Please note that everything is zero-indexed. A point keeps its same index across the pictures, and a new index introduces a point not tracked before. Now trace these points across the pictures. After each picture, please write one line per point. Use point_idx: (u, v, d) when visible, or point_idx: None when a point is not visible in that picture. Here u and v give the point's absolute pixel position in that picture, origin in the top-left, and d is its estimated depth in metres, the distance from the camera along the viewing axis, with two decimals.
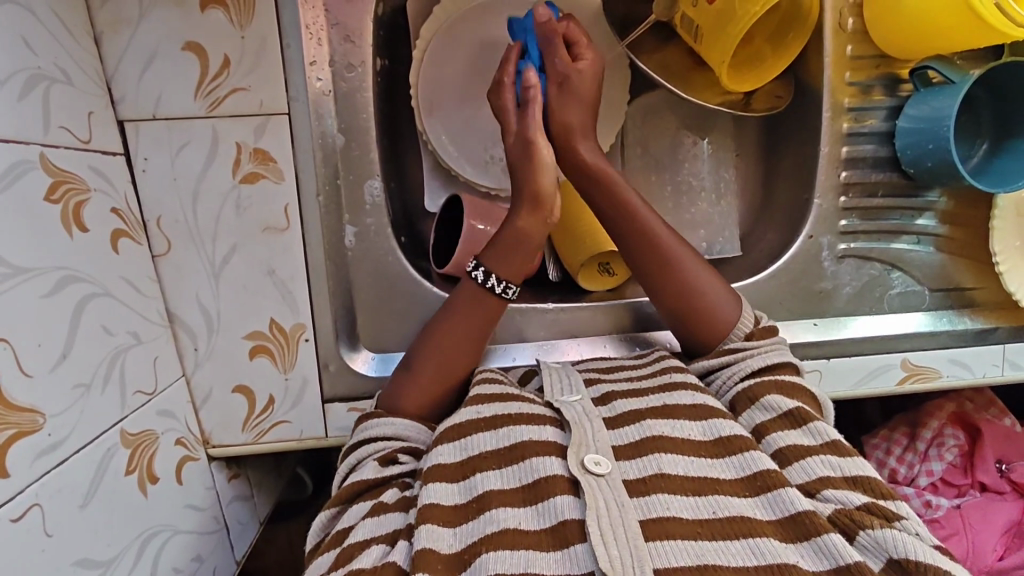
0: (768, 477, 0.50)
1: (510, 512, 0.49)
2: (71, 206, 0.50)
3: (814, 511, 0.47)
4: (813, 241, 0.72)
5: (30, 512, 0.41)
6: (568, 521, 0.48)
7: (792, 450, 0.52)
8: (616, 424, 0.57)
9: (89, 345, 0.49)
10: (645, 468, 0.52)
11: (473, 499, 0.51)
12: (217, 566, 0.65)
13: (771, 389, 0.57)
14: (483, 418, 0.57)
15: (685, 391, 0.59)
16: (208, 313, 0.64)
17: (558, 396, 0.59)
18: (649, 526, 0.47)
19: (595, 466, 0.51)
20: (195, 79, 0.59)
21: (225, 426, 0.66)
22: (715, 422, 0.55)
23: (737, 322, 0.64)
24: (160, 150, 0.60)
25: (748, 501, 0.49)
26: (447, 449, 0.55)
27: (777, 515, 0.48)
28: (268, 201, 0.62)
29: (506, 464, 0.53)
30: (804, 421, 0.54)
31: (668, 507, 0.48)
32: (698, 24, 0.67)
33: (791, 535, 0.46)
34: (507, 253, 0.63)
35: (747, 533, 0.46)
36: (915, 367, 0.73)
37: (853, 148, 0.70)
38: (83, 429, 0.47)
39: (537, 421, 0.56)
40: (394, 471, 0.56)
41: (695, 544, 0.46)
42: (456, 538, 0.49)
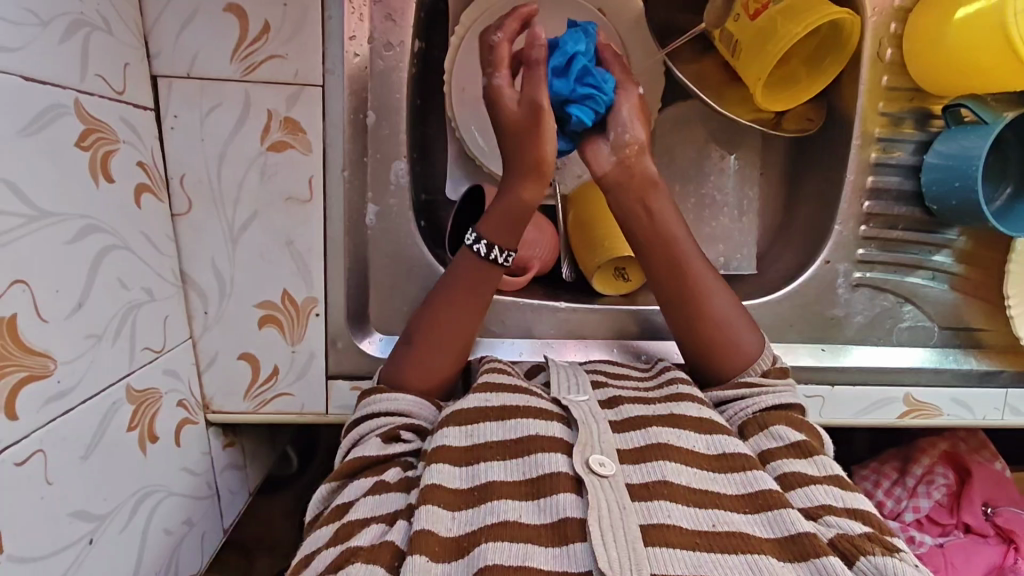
0: (769, 496, 0.50)
1: (510, 505, 0.49)
2: (100, 155, 0.49)
3: (815, 533, 0.47)
4: (830, 266, 0.72)
5: (34, 457, 0.40)
6: (569, 519, 0.48)
7: (796, 477, 0.53)
8: (624, 428, 0.57)
9: (104, 296, 0.49)
10: (648, 474, 0.52)
11: (474, 487, 0.51)
12: (206, 533, 0.64)
13: (780, 419, 0.58)
14: (491, 407, 0.57)
15: (691, 402, 0.59)
16: (221, 277, 0.64)
17: (565, 394, 0.59)
18: (650, 531, 0.48)
19: (600, 467, 0.51)
20: (233, 42, 0.59)
21: (227, 392, 0.66)
22: (720, 437, 0.55)
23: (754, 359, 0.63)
24: (190, 109, 0.60)
25: (749, 516, 0.49)
26: (455, 431, 0.55)
27: (775, 534, 0.48)
28: (293, 171, 0.62)
29: (511, 457, 0.53)
30: (810, 453, 0.54)
31: (668, 515, 0.49)
32: (738, 39, 0.67)
33: (790, 555, 0.46)
34: (503, 220, 0.62)
35: (746, 549, 0.46)
36: (918, 404, 0.73)
37: (878, 178, 0.70)
38: (91, 380, 0.46)
39: (545, 416, 0.56)
40: (397, 450, 0.56)
41: (692, 555, 0.46)
42: (455, 522, 0.49)
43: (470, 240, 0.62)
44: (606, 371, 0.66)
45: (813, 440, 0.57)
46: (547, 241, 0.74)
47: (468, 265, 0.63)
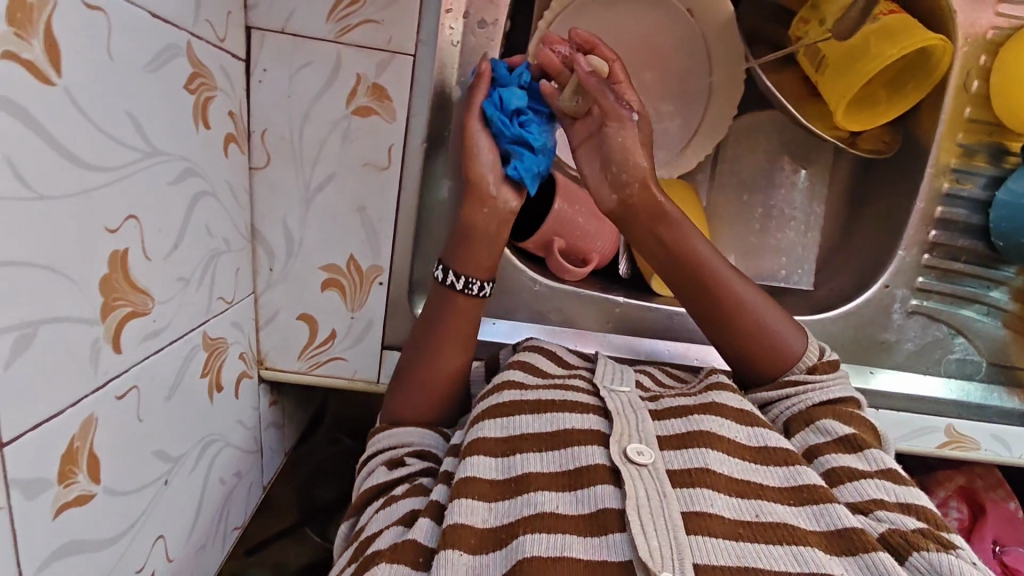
0: (815, 490, 0.51)
1: (548, 495, 0.50)
2: (202, 100, 0.49)
3: (863, 528, 0.48)
4: (888, 290, 0.72)
5: (129, 394, 0.40)
6: (607, 510, 0.48)
7: (845, 471, 0.53)
8: (662, 415, 0.58)
9: (194, 240, 0.49)
10: (690, 460, 0.52)
11: (512, 478, 0.52)
12: (250, 488, 0.64)
13: (828, 413, 0.58)
14: (527, 400, 0.57)
15: (731, 392, 0.59)
16: (290, 236, 0.64)
17: (606, 383, 0.60)
18: (693, 519, 0.48)
19: (638, 456, 0.51)
20: (331, 2, 0.59)
21: (282, 350, 0.66)
22: (761, 431, 0.56)
23: (800, 355, 0.62)
24: (280, 64, 0.60)
25: (793, 509, 0.50)
26: (490, 424, 0.56)
27: (821, 527, 0.49)
28: (375, 137, 0.62)
29: (548, 449, 0.53)
30: (861, 448, 0.55)
31: (711, 503, 0.49)
32: (826, 55, 0.67)
33: (837, 548, 0.47)
34: (475, 243, 0.62)
35: (792, 540, 0.47)
36: (958, 436, 0.72)
37: (947, 209, 0.71)
38: (178, 323, 0.46)
39: (584, 409, 0.57)
40: (404, 471, 0.57)
41: (736, 544, 0.46)
42: (491, 514, 0.50)
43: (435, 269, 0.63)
44: (655, 377, 0.66)
45: (865, 435, 0.57)
46: (609, 238, 0.73)
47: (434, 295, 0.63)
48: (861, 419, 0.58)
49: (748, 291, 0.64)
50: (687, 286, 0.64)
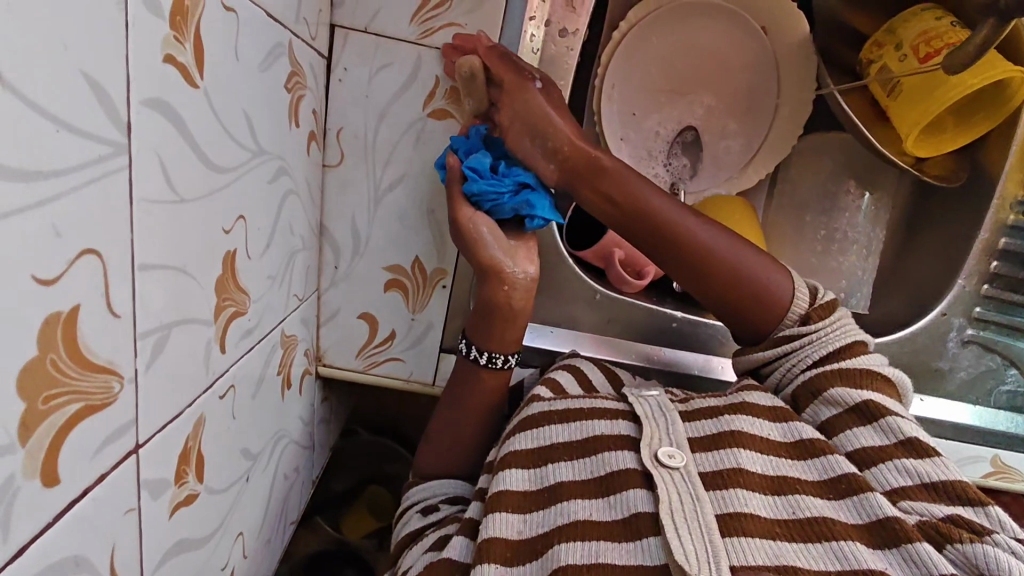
0: (854, 481, 0.50)
1: (581, 504, 0.51)
2: (296, 98, 0.49)
3: (902, 517, 0.47)
4: (946, 319, 0.72)
5: (227, 394, 0.39)
6: (641, 514, 0.49)
7: (865, 455, 0.52)
8: (693, 417, 0.57)
9: (281, 238, 0.49)
10: (721, 461, 0.52)
11: (544, 488, 0.53)
12: (304, 484, 0.65)
13: (835, 380, 0.56)
14: (555, 410, 0.58)
15: (762, 392, 0.58)
16: (357, 235, 0.64)
17: (638, 392, 0.61)
18: (726, 519, 0.48)
19: (670, 459, 0.51)
20: (417, 4, 0.58)
21: (341, 348, 0.66)
22: (795, 425, 0.55)
23: (791, 297, 0.60)
24: (361, 63, 0.60)
25: (830, 503, 0.50)
26: (521, 437, 0.57)
27: (862, 518, 0.48)
28: (448, 141, 0.62)
29: (579, 456, 0.54)
30: (878, 418, 0.53)
31: (746, 503, 0.49)
32: (901, 81, 0.67)
33: (877, 541, 0.47)
34: (486, 323, 0.61)
35: (828, 537, 0.47)
36: (1004, 466, 0.73)
37: (1012, 240, 0.70)
38: (265, 321, 0.46)
39: (610, 415, 0.58)
40: (438, 514, 0.60)
41: (773, 544, 0.46)
42: (525, 524, 0.51)
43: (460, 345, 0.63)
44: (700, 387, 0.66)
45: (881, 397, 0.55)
46: None
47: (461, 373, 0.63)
48: (865, 370, 0.56)
49: (708, 232, 0.61)
50: (658, 243, 0.61)
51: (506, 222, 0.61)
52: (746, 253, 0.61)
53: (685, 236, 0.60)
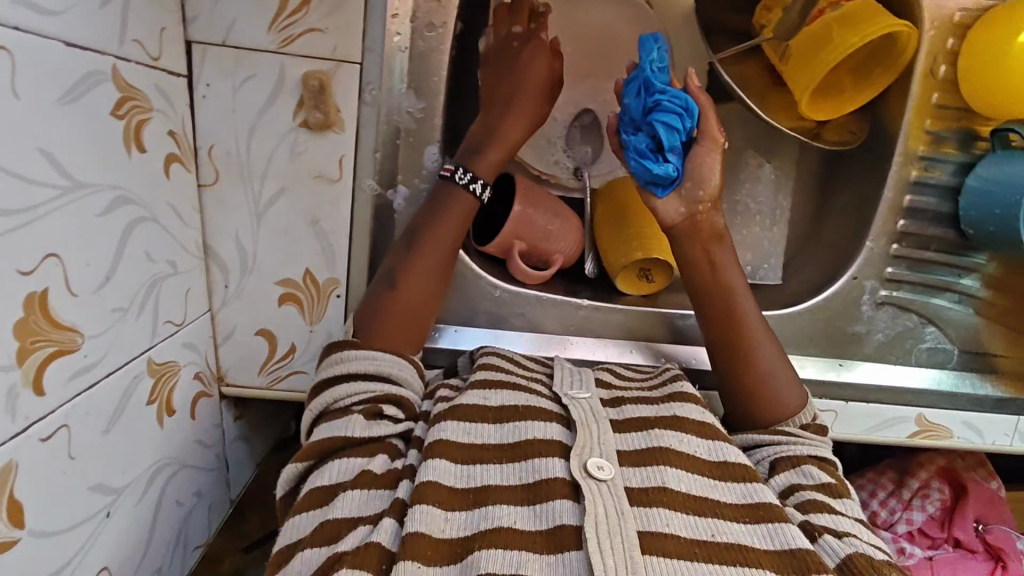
0: (771, 510, 0.51)
1: (506, 508, 0.49)
2: (133, 124, 0.48)
3: (810, 551, 0.47)
4: (857, 282, 0.71)
5: (58, 433, 0.40)
6: (565, 526, 0.48)
7: (820, 503, 0.53)
8: (623, 428, 0.58)
9: (132, 269, 0.48)
10: (647, 479, 0.52)
11: (470, 488, 0.51)
12: (214, 504, 0.65)
13: (812, 461, 0.57)
14: (490, 407, 0.57)
15: (694, 404, 0.60)
16: (244, 253, 0.62)
17: (567, 390, 0.60)
18: (646, 539, 0.47)
19: (597, 471, 0.51)
20: (273, 11, 0.56)
21: (242, 366, 0.66)
22: (721, 445, 0.56)
23: (797, 411, 0.63)
24: (223, 79, 0.58)
25: (748, 528, 0.49)
26: (454, 426, 0.55)
27: (773, 545, 0.48)
28: (325, 148, 0.60)
29: (508, 459, 0.53)
30: (837, 495, 0.55)
31: (667, 523, 0.48)
32: (789, 44, 0.65)
33: (788, 567, 0.46)
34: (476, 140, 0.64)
35: (745, 561, 0.46)
36: (930, 425, 0.74)
37: (917, 197, 0.69)
38: (114, 355, 0.46)
39: (545, 417, 0.57)
40: (383, 432, 0.55)
41: (688, 565, 0.46)
42: (450, 525, 0.48)
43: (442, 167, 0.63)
44: (614, 373, 0.67)
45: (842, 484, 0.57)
46: (574, 234, 0.72)
47: (438, 190, 0.63)
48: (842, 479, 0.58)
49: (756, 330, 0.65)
50: (722, 326, 0.65)
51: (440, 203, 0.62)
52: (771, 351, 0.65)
53: (742, 315, 0.65)
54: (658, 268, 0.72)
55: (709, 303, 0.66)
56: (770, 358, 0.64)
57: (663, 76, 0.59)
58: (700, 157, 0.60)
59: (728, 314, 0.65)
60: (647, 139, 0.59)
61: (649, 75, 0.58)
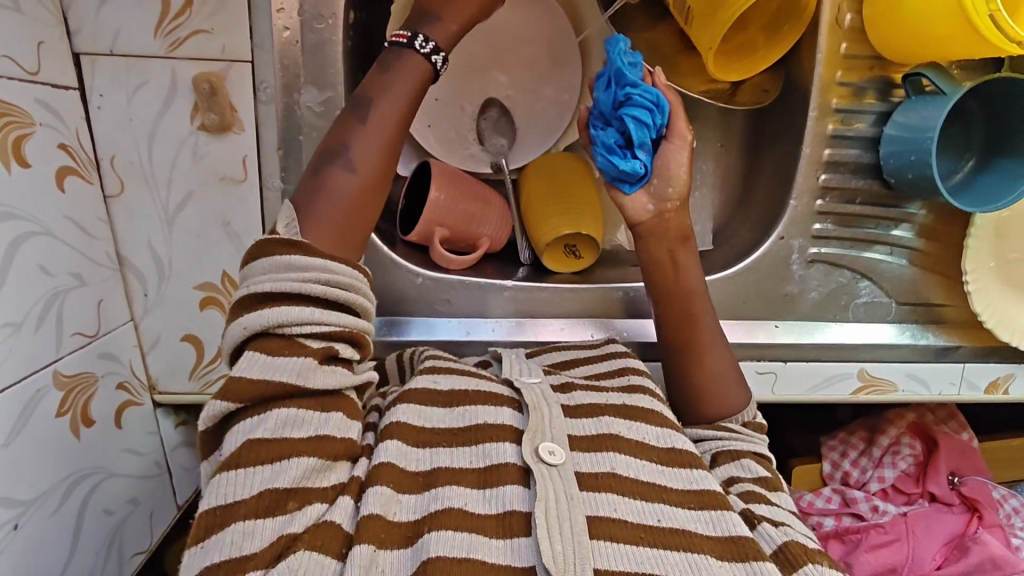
0: (713, 497, 0.50)
1: (456, 490, 0.47)
2: (11, 140, 0.49)
3: (752, 539, 0.47)
4: (784, 242, 0.70)
5: None
6: (515, 512, 0.46)
7: (758, 494, 0.53)
8: (576, 413, 0.55)
9: (23, 284, 0.49)
10: (598, 464, 0.50)
11: (421, 473, 0.49)
12: (156, 511, 0.65)
13: (750, 455, 0.57)
14: (441, 391, 0.55)
15: (644, 394, 0.58)
16: (159, 261, 0.63)
17: (517, 376, 0.58)
18: (595, 523, 0.46)
19: (549, 455, 0.49)
20: (156, 17, 0.56)
21: (172, 374, 0.66)
22: (670, 432, 0.54)
23: (737, 411, 0.61)
24: (116, 88, 0.58)
25: (692, 512, 0.49)
26: (407, 409, 0.52)
27: (717, 532, 0.47)
28: (227, 150, 0.60)
29: (459, 444, 0.51)
30: (773, 488, 0.55)
31: (614, 508, 0.47)
32: (690, 7, 0.64)
33: (728, 553, 0.46)
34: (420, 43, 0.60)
35: (687, 547, 0.46)
36: (873, 379, 0.74)
37: (836, 150, 0.68)
38: (8, 369, 0.47)
39: (496, 402, 0.54)
40: (336, 381, 0.49)
41: (635, 549, 0.45)
42: (402, 509, 0.47)
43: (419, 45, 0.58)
44: (562, 359, 0.64)
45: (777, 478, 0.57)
46: (499, 216, 0.72)
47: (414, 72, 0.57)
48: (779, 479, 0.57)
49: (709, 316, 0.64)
50: (677, 321, 0.64)
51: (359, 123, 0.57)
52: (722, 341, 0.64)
53: (699, 313, 0.64)
54: (581, 243, 0.73)
55: (664, 298, 0.65)
56: (719, 364, 0.63)
57: (636, 69, 0.60)
58: (670, 153, 0.63)
59: (683, 311, 0.64)
60: (618, 135, 0.61)
61: (622, 66, 0.59)
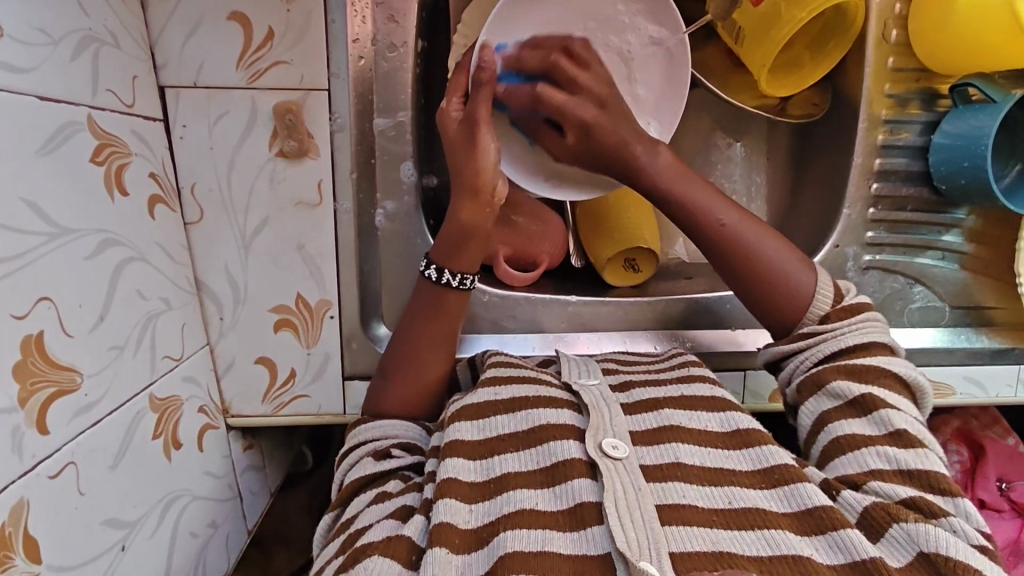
0: (786, 472, 0.48)
1: (527, 492, 0.46)
2: (114, 168, 0.50)
3: (834, 507, 0.45)
4: (839, 250, 0.72)
5: (66, 470, 0.42)
6: (585, 503, 0.45)
7: (849, 439, 0.51)
8: (634, 410, 0.54)
9: (126, 308, 0.50)
10: (662, 455, 0.49)
11: (491, 479, 0.48)
12: (230, 535, 0.66)
13: (839, 374, 0.54)
14: (501, 400, 0.54)
15: (702, 382, 0.57)
16: (235, 284, 0.64)
17: (575, 378, 0.57)
18: (666, 510, 0.44)
19: (613, 450, 0.48)
20: (239, 49, 0.58)
21: (245, 396, 0.66)
22: (732, 414, 0.53)
23: (814, 292, 0.59)
24: (198, 117, 0.60)
25: (764, 492, 0.47)
26: (468, 425, 0.52)
27: (793, 508, 0.45)
28: (302, 175, 0.62)
29: (526, 447, 0.50)
30: (872, 410, 0.51)
31: (683, 495, 0.46)
32: (741, 27, 0.66)
33: (807, 529, 0.44)
34: (450, 243, 0.59)
35: (764, 524, 0.44)
36: (930, 383, 0.74)
37: (886, 160, 0.70)
38: (116, 391, 0.48)
39: (556, 404, 0.53)
40: (394, 464, 0.54)
41: (710, 532, 0.43)
42: (473, 515, 0.46)
43: (423, 269, 0.60)
44: (618, 360, 0.64)
45: (885, 391, 0.53)
46: (556, 236, 0.73)
47: (424, 294, 0.61)
48: (878, 368, 0.54)
49: (740, 225, 0.60)
50: (714, 250, 0.61)
51: (427, 322, 0.61)
52: (761, 234, 0.60)
53: (724, 234, 0.60)
54: (641, 256, 0.73)
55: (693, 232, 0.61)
56: (769, 250, 0.60)
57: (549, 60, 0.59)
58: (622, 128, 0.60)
59: (717, 241, 0.60)
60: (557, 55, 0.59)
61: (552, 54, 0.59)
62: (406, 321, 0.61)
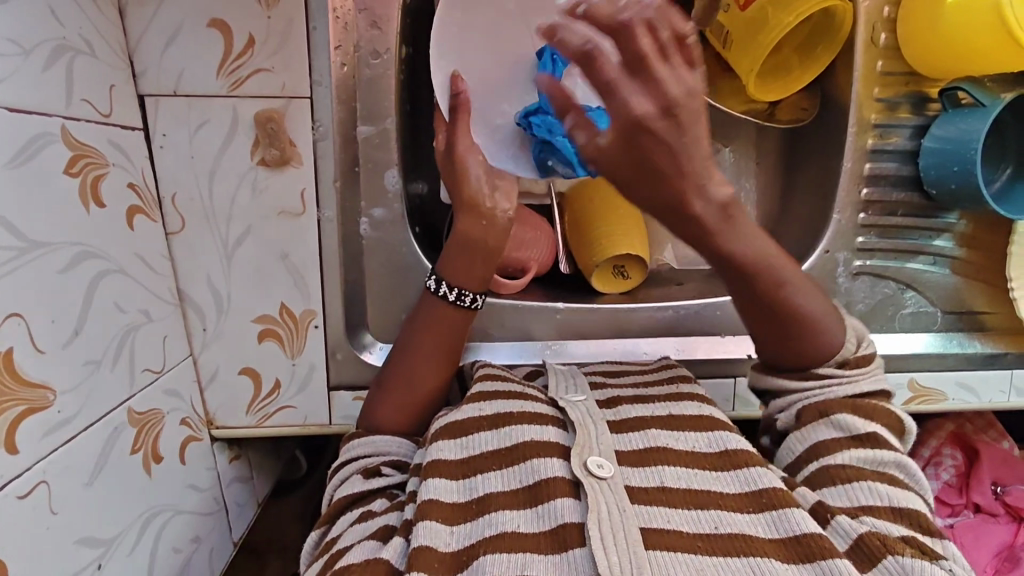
0: (773, 495, 0.46)
1: (509, 515, 0.46)
2: (89, 179, 0.49)
3: (821, 534, 0.44)
4: (830, 255, 0.71)
5: (37, 489, 0.42)
6: (567, 524, 0.44)
7: (840, 471, 0.50)
8: (620, 428, 0.53)
9: (102, 322, 0.49)
10: (647, 478, 0.48)
11: (473, 500, 0.47)
12: (215, 549, 0.65)
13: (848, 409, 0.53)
14: (485, 415, 0.53)
15: (690, 401, 0.56)
16: (218, 294, 0.63)
17: (561, 395, 0.56)
18: (651, 536, 0.44)
19: (597, 470, 0.47)
20: (219, 57, 0.58)
21: (230, 408, 0.66)
22: (721, 435, 0.52)
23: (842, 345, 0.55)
24: (179, 126, 0.59)
25: (750, 517, 0.46)
26: (450, 445, 0.51)
27: (779, 533, 0.44)
28: (285, 183, 0.61)
29: (508, 465, 0.49)
30: (868, 448, 0.51)
31: (669, 520, 0.45)
32: (728, 30, 0.66)
33: (793, 554, 0.43)
34: (454, 255, 0.60)
35: (748, 550, 0.43)
36: (922, 389, 0.74)
37: (875, 165, 0.70)
38: (92, 407, 0.47)
39: (540, 420, 0.52)
40: (381, 483, 0.54)
41: (693, 557, 0.42)
42: (455, 537, 0.45)
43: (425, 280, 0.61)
44: (604, 371, 0.63)
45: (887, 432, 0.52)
46: (545, 245, 0.72)
47: (426, 306, 0.60)
48: (883, 411, 0.53)
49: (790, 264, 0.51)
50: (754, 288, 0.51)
51: (427, 338, 0.60)
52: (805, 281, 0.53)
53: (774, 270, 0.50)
54: (630, 264, 0.73)
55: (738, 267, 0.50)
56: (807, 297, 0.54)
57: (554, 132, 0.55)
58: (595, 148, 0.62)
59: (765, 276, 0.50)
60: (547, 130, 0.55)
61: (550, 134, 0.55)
62: (406, 334, 0.60)
